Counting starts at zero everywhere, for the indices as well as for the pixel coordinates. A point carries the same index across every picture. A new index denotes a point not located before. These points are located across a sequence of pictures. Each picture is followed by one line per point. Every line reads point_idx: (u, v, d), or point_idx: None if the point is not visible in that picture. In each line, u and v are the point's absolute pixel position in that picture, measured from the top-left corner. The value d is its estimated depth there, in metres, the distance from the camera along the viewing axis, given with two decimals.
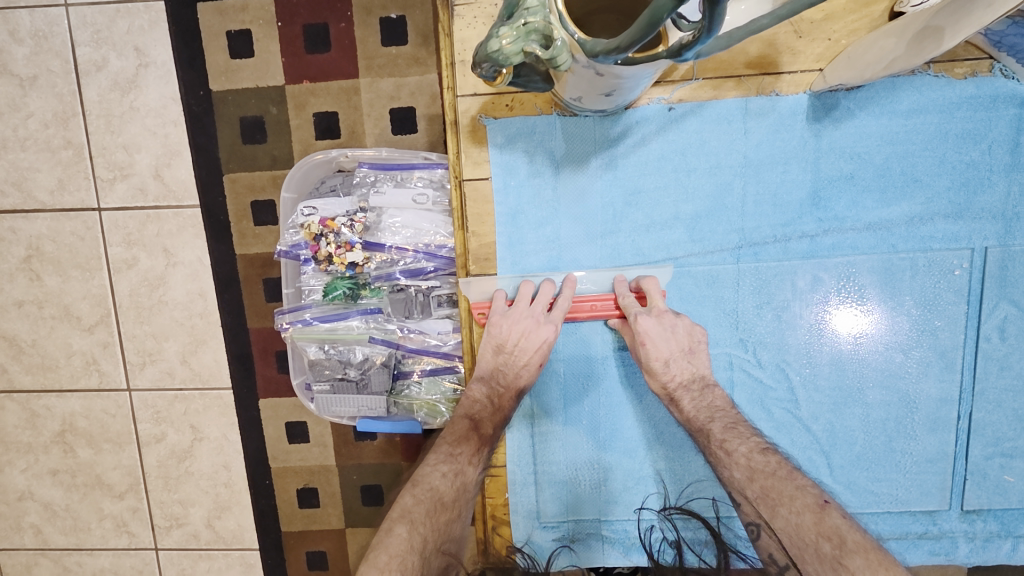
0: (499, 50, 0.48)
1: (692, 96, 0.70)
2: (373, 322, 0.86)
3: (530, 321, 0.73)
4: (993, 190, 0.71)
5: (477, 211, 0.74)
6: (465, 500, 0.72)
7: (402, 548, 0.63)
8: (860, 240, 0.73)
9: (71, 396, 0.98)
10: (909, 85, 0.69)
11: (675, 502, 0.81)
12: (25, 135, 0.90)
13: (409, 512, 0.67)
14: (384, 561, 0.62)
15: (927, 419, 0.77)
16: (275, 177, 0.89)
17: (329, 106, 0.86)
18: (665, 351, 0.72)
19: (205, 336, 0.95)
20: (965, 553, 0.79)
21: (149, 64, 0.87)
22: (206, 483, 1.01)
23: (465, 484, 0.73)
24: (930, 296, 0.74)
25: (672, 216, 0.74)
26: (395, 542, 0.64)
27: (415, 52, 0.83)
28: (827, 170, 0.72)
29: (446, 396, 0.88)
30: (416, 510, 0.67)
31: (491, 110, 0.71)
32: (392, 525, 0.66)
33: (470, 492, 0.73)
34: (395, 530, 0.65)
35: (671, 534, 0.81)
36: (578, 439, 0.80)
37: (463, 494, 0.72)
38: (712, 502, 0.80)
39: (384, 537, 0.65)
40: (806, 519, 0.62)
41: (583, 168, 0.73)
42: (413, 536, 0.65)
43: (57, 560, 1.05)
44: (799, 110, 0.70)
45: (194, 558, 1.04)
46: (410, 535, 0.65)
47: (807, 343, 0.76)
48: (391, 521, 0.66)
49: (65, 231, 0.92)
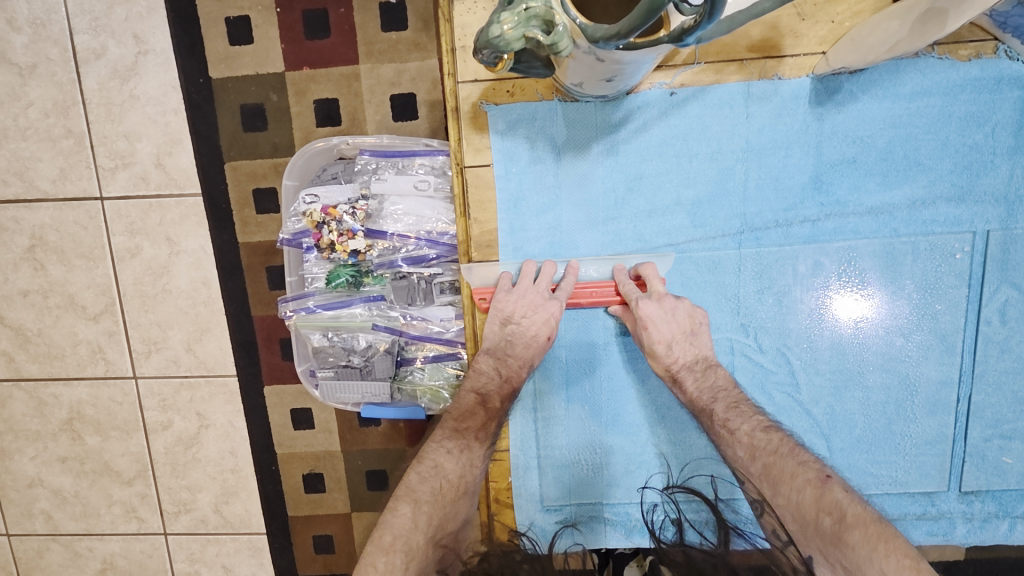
0: (499, 37, 0.47)
1: (694, 80, 0.70)
2: (375, 309, 0.87)
3: (536, 298, 0.74)
4: (996, 173, 0.71)
5: (479, 197, 0.74)
6: (472, 475, 0.74)
7: (407, 528, 0.65)
8: (862, 224, 0.73)
9: (78, 384, 0.99)
10: (913, 67, 0.69)
11: (677, 480, 0.82)
12: (25, 124, 0.90)
13: (414, 491, 0.69)
14: (389, 542, 0.64)
15: (927, 402, 0.77)
16: (277, 165, 0.89)
17: (329, 93, 0.86)
18: (667, 336, 0.72)
19: (210, 324, 0.96)
20: (963, 533, 0.80)
21: (148, 52, 0.87)
22: (214, 468, 1.03)
23: (472, 460, 0.74)
24: (930, 280, 0.74)
25: (674, 202, 0.74)
26: (400, 522, 0.66)
27: (416, 37, 0.83)
28: (830, 154, 0.72)
29: (449, 381, 0.89)
30: (421, 489, 0.69)
31: (491, 96, 0.71)
32: (397, 504, 0.67)
33: (478, 467, 0.74)
34: (400, 509, 0.67)
35: (672, 510, 0.82)
36: (581, 422, 0.81)
37: (471, 470, 0.73)
38: (710, 479, 0.81)
39: (389, 517, 0.66)
40: (807, 496, 0.63)
41: (585, 153, 0.73)
42: (418, 514, 0.67)
43: (68, 545, 1.07)
44: (803, 94, 0.70)
45: (202, 542, 1.06)
46: (415, 514, 0.67)
47: (808, 327, 0.77)
48: (395, 500, 0.68)
49: (68, 221, 0.93)
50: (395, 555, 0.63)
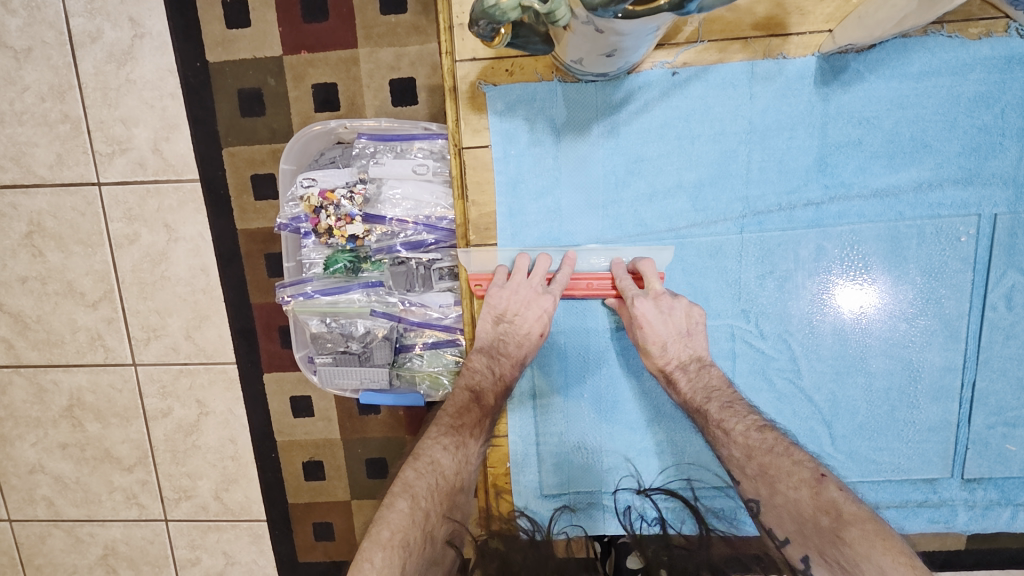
0: (494, 6, 0.47)
1: (697, 59, 0.69)
2: (373, 294, 0.85)
3: (529, 293, 0.73)
4: (1005, 155, 0.70)
5: (477, 179, 0.73)
6: (466, 471, 0.73)
7: (404, 523, 0.64)
8: (867, 207, 0.72)
9: (78, 371, 0.99)
10: (921, 46, 0.67)
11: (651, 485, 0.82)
12: (22, 109, 0.89)
13: (411, 487, 0.67)
14: (387, 537, 0.62)
15: (931, 388, 0.76)
16: (275, 150, 0.88)
17: (328, 77, 0.84)
18: (661, 336, 0.72)
19: (209, 311, 0.95)
20: (964, 521, 0.80)
21: (144, 35, 0.85)
22: (214, 456, 1.02)
23: (467, 456, 0.73)
24: (936, 264, 0.73)
25: (675, 184, 0.73)
26: (397, 517, 0.64)
27: (415, 21, 0.81)
28: (835, 135, 0.70)
29: (449, 368, 0.88)
30: (418, 485, 0.68)
31: (490, 75, 0.70)
32: (393, 500, 0.66)
33: (472, 464, 0.74)
34: (397, 504, 0.65)
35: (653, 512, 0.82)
36: (579, 410, 0.81)
37: (465, 466, 0.73)
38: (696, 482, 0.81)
39: (386, 512, 0.65)
40: (804, 494, 0.62)
41: (584, 135, 0.71)
42: (415, 510, 0.66)
43: (70, 531, 1.07)
44: (808, 73, 0.69)
45: (203, 529, 1.06)
46: (412, 509, 0.65)
47: (810, 313, 0.76)
48: (392, 496, 0.67)
49: (65, 207, 0.92)
50: (393, 550, 0.61)
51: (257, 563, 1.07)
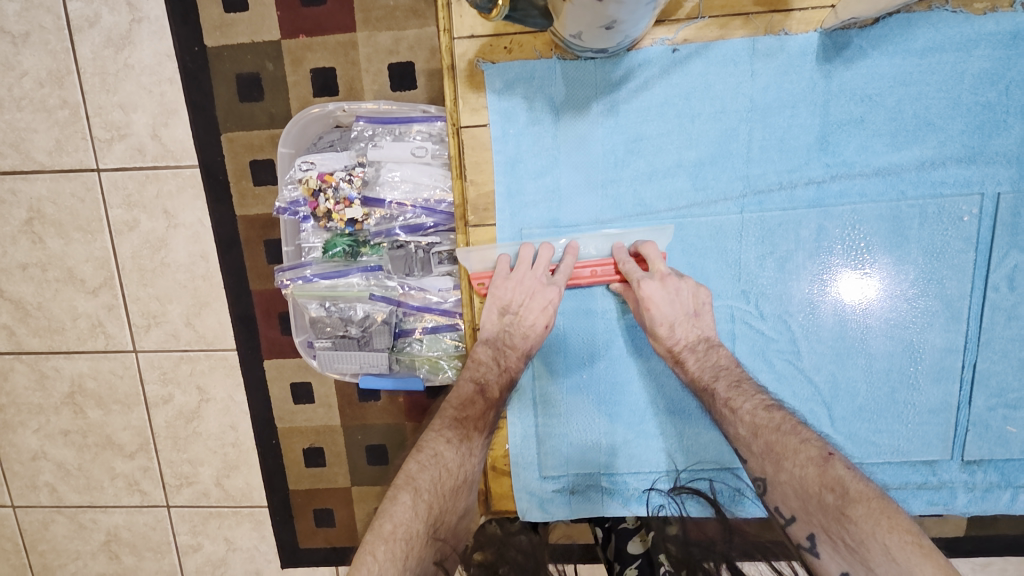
0: None
1: (698, 36, 0.68)
2: (373, 278, 0.85)
3: (533, 284, 0.73)
4: (1008, 133, 0.69)
5: (476, 159, 0.72)
6: (470, 464, 0.73)
7: (407, 516, 0.64)
8: (868, 186, 0.71)
9: (79, 358, 0.99)
10: (925, 21, 0.66)
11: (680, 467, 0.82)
12: (20, 94, 0.88)
13: (414, 479, 0.67)
14: (389, 530, 0.62)
15: (932, 369, 0.76)
16: (274, 135, 0.87)
17: (326, 61, 0.84)
18: (670, 316, 0.72)
19: (209, 298, 0.95)
20: (964, 503, 0.79)
21: (142, 19, 0.85)
22: (215, 442, 1.03)
23: (471, 449, 0.73)
24: (937, 245, 0.72)
25: (675, 163, 0.72)
26: (400, 510, 0.64)
27: (414, 4, 0.81)
28: (837, 113, 0.70)
29: (447, 352, 0.88)
30: (421, 478, 0.68)
31: (489, 53, 0.69)
32: (397, 492, 0.66)
33: (477, 457, 0.74)
34: (399, 498, 0.65)
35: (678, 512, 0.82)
36: (579, 393, 0.80)
37: (470, 459, 0.73)
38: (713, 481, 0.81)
39: (389, 505, 0.65)
40: (810, 471, 0.62)
41: (584, 114, 0.71)
42: (418, 503, 0.66)
43: (72, 517, 1.08)
44: (810, 49, 0.68)
45: (205, 515, 1.06)
46: (415, 502, 0.65)
47: (811, 295, 0.75)
48: (396, 488, 0.67)
49: (65, 193, 0.91)
50: (396, 542, 0.62)
51: (258, 549, 1.08)
